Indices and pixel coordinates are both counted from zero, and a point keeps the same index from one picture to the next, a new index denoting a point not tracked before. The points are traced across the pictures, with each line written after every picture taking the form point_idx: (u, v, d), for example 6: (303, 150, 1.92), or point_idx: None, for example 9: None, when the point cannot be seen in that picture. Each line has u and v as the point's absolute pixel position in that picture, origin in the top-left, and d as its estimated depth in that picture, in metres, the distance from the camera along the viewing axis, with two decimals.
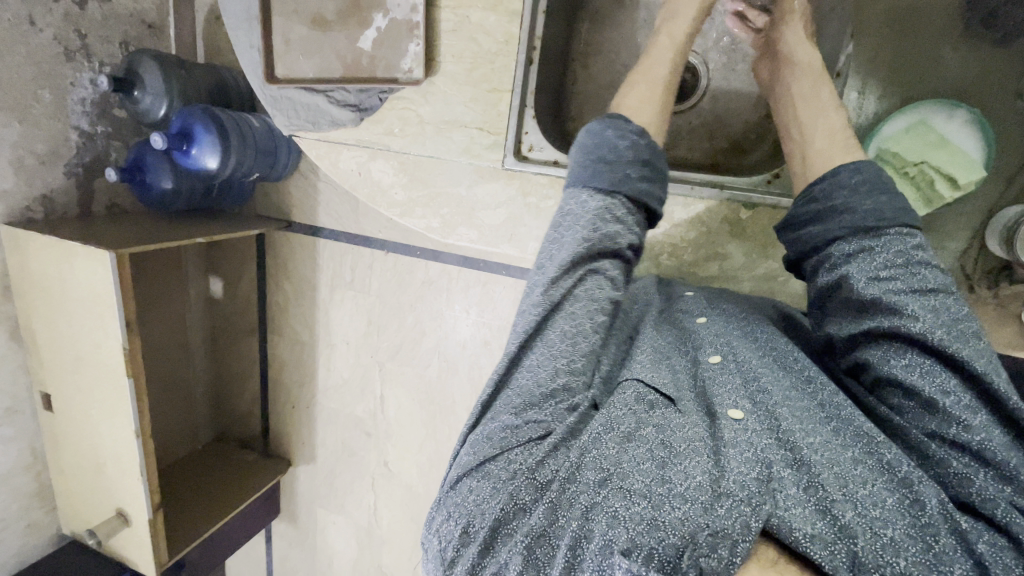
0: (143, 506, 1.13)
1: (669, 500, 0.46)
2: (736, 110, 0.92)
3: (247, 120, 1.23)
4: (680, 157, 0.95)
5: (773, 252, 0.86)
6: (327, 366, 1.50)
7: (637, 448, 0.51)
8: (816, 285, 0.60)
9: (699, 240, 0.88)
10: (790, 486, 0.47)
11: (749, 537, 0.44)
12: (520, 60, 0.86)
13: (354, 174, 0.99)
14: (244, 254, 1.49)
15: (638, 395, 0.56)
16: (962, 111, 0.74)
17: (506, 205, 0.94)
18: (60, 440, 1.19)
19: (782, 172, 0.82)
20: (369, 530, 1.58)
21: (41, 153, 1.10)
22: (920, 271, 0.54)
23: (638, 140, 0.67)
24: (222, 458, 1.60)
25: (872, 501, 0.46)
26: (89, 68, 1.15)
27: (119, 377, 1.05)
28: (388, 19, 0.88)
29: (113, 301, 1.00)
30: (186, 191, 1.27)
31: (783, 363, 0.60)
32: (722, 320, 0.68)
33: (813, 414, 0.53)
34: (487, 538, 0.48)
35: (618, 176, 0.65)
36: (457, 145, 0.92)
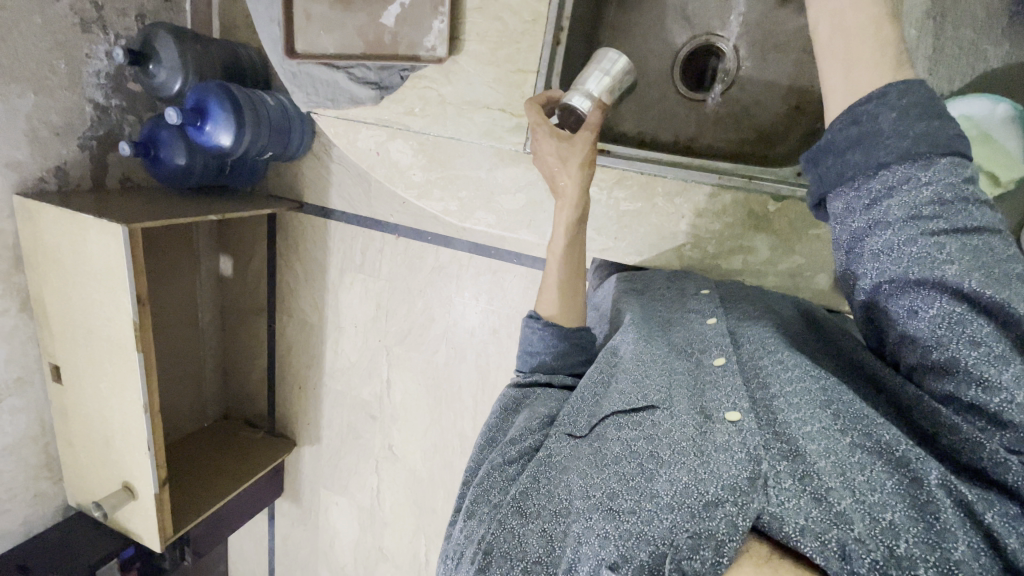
0: (151, 480, 1.15)
1: (655, 514, 0.47)
2: (764, 99, 0.89)
3: (262, 97, 1.22)
4: (705, 146, 0.93)
5: (796, 246, 0.86)
6: (335, 349, 1.51)
7: (626, 464, 0.52)
8: (840, 220, 0.51)
9: (724, 231, 0.87)
10: (786, 479, 0.46)
11: (736, 537, 0.43)
12: (547, 40, 0.84)
13: (372, 154, 0.98)
14: (255, 234, 1.49)
15: (620, 423, 0.57)
16: (1004, 106, 0.71)
17: (527, 190, 0.93)
18: (70, 413, 1.20)
19: None
20: (372, 512, 1.59)
21: (55, 125, 1.09)
22: (966, 208, 0.45)
23: (546, 330, 0.74)
24: (228, 436, 1.62)
25: (870, 487, 0.44)
26: (105, 40, 1.14)
27: (129, 351, 1.06)
28: None
29: (124, 275, 1.00)
30: (199, 168, 1.27)
31: (785, 353, 0.59)
32: (735, 323, 0.68)
33: (813, 400, 0.52)
34: (482, 563, 0.49)
35: (533, 363, 0.75)
36: (479, 128, 0.91)
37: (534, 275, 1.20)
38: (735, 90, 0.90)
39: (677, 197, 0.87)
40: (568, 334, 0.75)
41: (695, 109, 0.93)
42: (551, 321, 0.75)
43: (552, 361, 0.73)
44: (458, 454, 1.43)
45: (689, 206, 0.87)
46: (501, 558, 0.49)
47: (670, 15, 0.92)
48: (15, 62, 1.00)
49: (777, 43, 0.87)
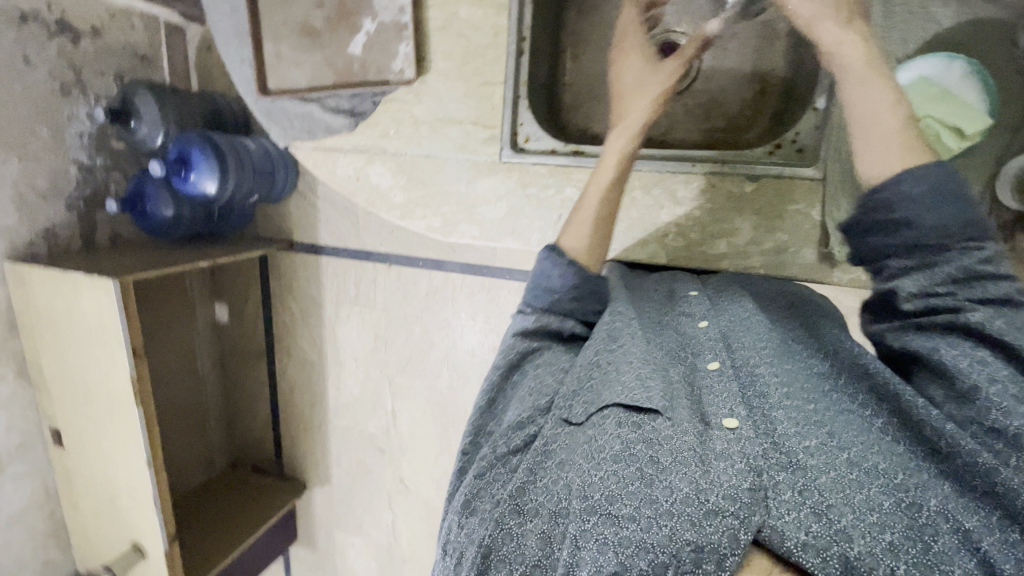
0: (159, 536, 1.12)
1: (656, 521, 0.46)
2: (729, 89, 0.91)
3: (243, 143, 1.24)
4: (678, 139, 0.94)
5: (780, 222, 0.85)
6: (337, 385, 1.49)
7: (624, 466, 0.50)
8: (872, 289, 0.59)
9: (704, 217, 0.88)
10: (784, 491, 0.48)
11: (737, 550, 0.44)
12: (512, 50, 0.87)
13: (353, 180, 1.01)
14: (248, 278, 1.49)
15: (620, 419, 0.55)
16: (959, 63, 0.75)
17: (507, 199, 0.93)
18: (74, 476, 1.17)
19: (784, 142, 0.83)
20: (389, 549, 1.56)
21: (42, 188, 1.11)
22: (985, 283, 0.52)
23: (569, 269, 0.72)
24: (237, 485, 1.59)
25: (868, 507, 0.45)
26: (86, 102, 1.17)
27: (128, 406, 1.05)
28: (376, 22, 0.88)
29: (118, 327, 1.00)
30: (187, 218, 1.28)
31: (779, 360, 0.60)
32: (727, 325, 0.67)
33: (808, 417, 0.53)
34: (479, 564, 0.49)
35: (548, 301, 0.72)
36: (454, 143, 0.93)
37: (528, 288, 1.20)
38: (701, 83, 0.92)
39: (654, 187, 0.89)
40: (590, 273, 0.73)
41: (662, 104, 0.94)
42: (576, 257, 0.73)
43: (570, 300, 0.71)
44: None
45: (668, 194, 0.89)
46: (500, 562, 0.48)
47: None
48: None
49: (733, 33, 0.90)
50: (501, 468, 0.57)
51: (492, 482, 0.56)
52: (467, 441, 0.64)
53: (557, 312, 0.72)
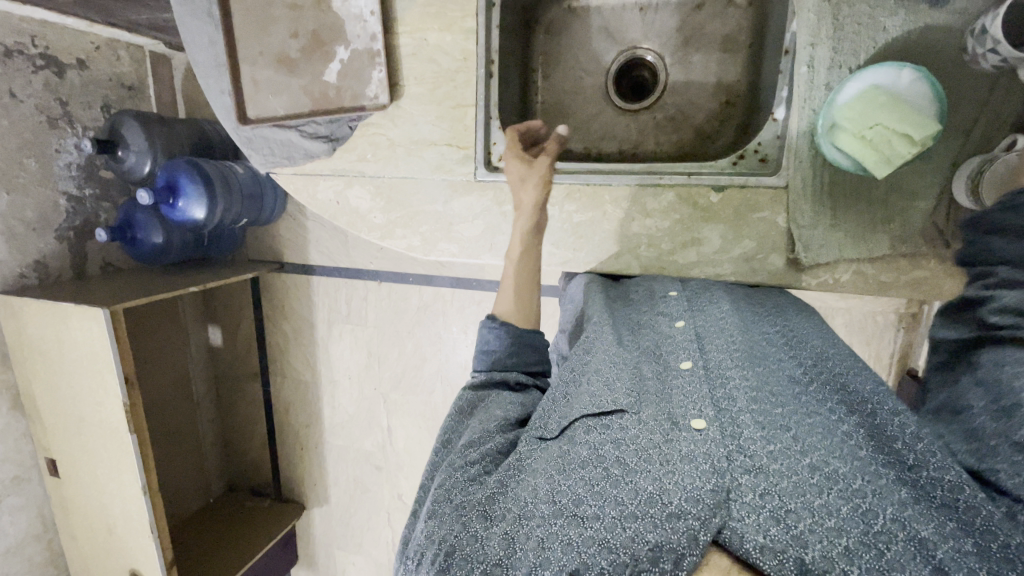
0: (158, 564, 1.12)
1: (620, 522, 0.46)
2: (698, 100, 0.93)
3: (231, 167, 1.26)
4: (648, 153, 0.96)
5: (747, 229, 0.81)
6: (332, 404, 1.50)
7: (591, 470, 0.51)
8: (958, 296, 0.57)
9: (675, 225, 0.84)
10: (747, 493, 0.45)
11: (695, 549, 0.43)
12: (480, 74, 0.88)
13: (333, 204, 1.01)
14: (240, 300, 1.50)
15: (589, 427, 0.56)
16: (908, 71, 0.63)
17: (483, 216, 0.94)
18: (69, 506, 1.17)
19: (747, 152, 0.80)
20: (391, 567, 1.55)
21: (31, 220, 1.12)
22: None
23: (501, 329, 0.75)
24: (235, 509, 1.59)
25: (826, 511, 0.42)
26: (73, 133, 1.18)
27: (122, 434, 1.05)
28: (349, 49, 0.88)
29: (109, 357, 1.01)
30: (177, 243, 1.30)
31: (748, 365, 0.59)
32: (700, 326, 0.68)
33: (773, 421, 0.51)
34: (442, 563, 0.47)
35: (488, 361, 0.74)
36: (429, 163, 0.94)
37: None
38: (668, 96, 0.94)
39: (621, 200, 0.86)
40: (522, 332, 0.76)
41: (633, 118, 0.96)
42: (506, 321, 0.76)
43: (507, 360, 0.74)
44: None
45: (639, 208, 0.85)
46: (462, 560, 0.47)
47: (594, 34, 0.97)
48: None
49: (699, 46, 0.91)
50: (469, 470, 0.56)
51: (459, 485, 0.54)
52: (425, 479, 0.63)
53: (500, 364, 0.74)
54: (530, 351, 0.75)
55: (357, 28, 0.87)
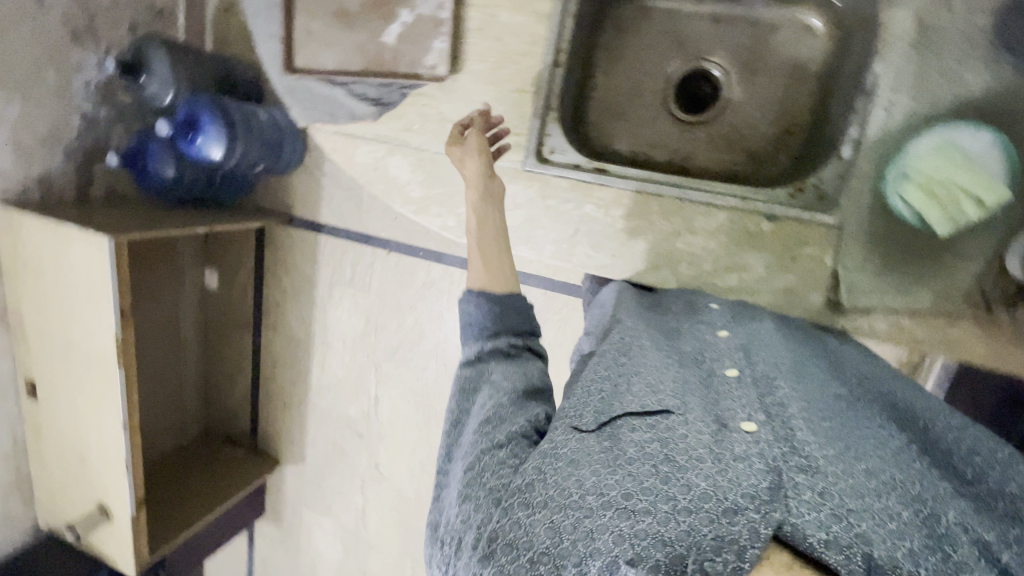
0: (127, 501, 1.10)
1: (672, 516, 0.43)
2: (755, 124, 0.92)
3: (254, 111, 1.21)
4: (698, 167, 0.94)
5: (790, 263, 0.89)
6: (321, 365, 1.48)
7: (641, 465, 0.49)
8: None
9: (718, 249, 0.92)
10: (805, 491, 0.44)
11: (759, 543, 0.41)
12: (548, 59, 0.91)
13: None
14: (242, 247, 1.47)
15: (633, 424, 0.54)
16: (984, 131, 0.75)
17: (526, 207, 1.00)
18: (44, 430, 1.15)
19: (806, 187, 0.86)
20: (356, 534, 1.56)
21: (41, 134, 1.08)
22: None
23: (478, 299, 0.76)
24: (207, 455, 1.57)
25: (887, 515, 0.43)
26: (96, 50, 1.13)
27: (109, 367, 1.03)
28: (419, 14, 0.89)
29: (108, 287, 0.98)
30: (187, 181, 1.25)
31: (795, 380, 0.60)
32: (747, 338, 0.70)
33: (824, 430, 0.52)
34: (484, 549, 0.49)
35: (478, 335, 0.73)
36: (488, 148, 0.97)
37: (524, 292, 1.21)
38: (727, 114, 0.93)
39: (673, 215, 0.93)
40: (499, 298, 0.76)
41: (687, 130, 0.94)
42: (483, 291, 0.77)
43: (495, 325, 0.73)
44: None
45: (686, 223, 0.92)
46: (507, 547, 0.48)
47: (664, 40, 0.94)
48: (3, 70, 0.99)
49: (767, 69, 0.91)
50: (499, 455, 0.56)
51: (490, 466, 0.55)
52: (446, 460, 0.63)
53: (493, 330, 0.73)
54: (514, 314, 0.74)
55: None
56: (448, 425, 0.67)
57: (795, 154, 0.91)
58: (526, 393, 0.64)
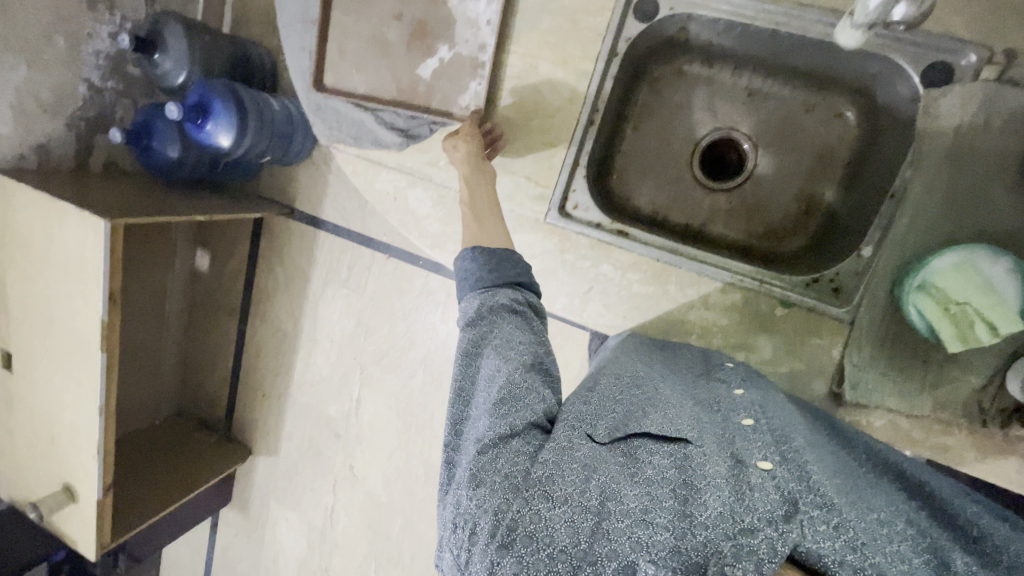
0: (95, 485, 1.08)
1: (689, 530, 0.46)
2: (777, 198, 0.93)
3: (267, 100, 1.19)
4: (715, 233, 0.95)
5: (799, 349, 0.88)
6: (306, 361, 1.47)
7: (659, 487, 0.51)
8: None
9: (729, 326, 0.90)
10: (820, 523, 0.46)
11: (776, 559, 0.43)
12: (582, 120, 0.89)
13: (390, 198, 1.01)
14: (238, 233, 1.45)
15: (651, 448, 0.56)
16: (1005, 259, 0.70)
17: (542, 257, 0.97)
18: (15, 403, 1.12)
19: (823, 278, 0.84)
20: (323, 531, 1.55)
21: (45, 101, 1.04)
22: None
23: (477, 253, 0.71)
24: (179, 437, 1.55)
25: (901, 556, 0.45)
26: (110, 20, 1.10)
27: (91, 349, 1.00)
28: (453, 52, 0.87)
29: (99, 269, 0.95)
30: (191, 163, 1.22)
31: (806, 436, 0.62)
32: (763, 398, 0.69)
33: (836, 480, 0.54)
34: (503, 537, 0.49)
35: (477, 288, 0.69)
36: (503, 192, 0.96)
37: None
38: (750, 184, 0.94)
39: (688, 286, 0.91)
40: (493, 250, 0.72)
41: (710, 197, 0.95)
42: (478, 245, 0.73)
43: (490, 276, 0.69)
44: (420, 482, 1.40)
45: (700, 296, 0.91)
46: (526, 538, 0.48)
47: (696, 102, 0.94)
48: (11, 33, 0.96)
49: (795, 146, 0.91)
50: (513, 444, 0.55)
51: (506, 453, 0.54)
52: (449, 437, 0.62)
53: (490, 285, 0.68)
54: (509, 267, 0.70)
55: (467, 30, 0.87)
56: (451, 398, 0.64)
57: (813, 235, 0.92)
58: (532, 367, 0.61)
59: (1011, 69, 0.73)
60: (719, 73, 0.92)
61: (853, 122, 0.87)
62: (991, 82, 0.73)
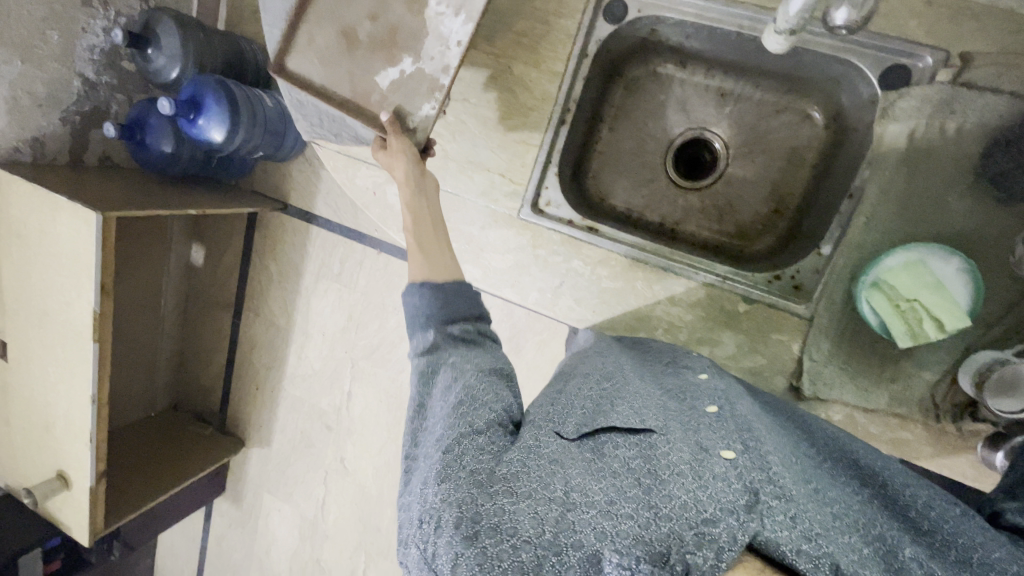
0: (88, 472, 1.10)
1: (654, 521, 0.47)
2: (747, 197, 0.97)
3: (260, 96, 1.21)
4: (687, 232, 0.99)
5: (763, 346, 0.88)
6: (299, 354, 1.48)
7: (624, 479, 0.52)
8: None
9: (694, 322, 0.91)
10: (778, 513, 0.48)
11: (735, 547, 0.45)
12: (553, 119, 0.90)
13: (369, 193, 1.02)
14: (232, 227, 1.46)
15: (618, 442, 0.58)
16: (958, 258, 0.74)
17: (516, 252, 0.96)
18: (10, 392, 1.14)
19: (784, 275, 0.87)
20: (314, 523, 1.57)
21: (39, 96, 1.06)
22: None
23: (424, 288, 0.72)
24: (173, 429, 1.57)
25: (850, 547, 0.47)
26: (104, 16, 1.11)
27: (84, 339, 1.02)
28: (414, 66, 0.77)
29: (91, 261, 0.97)
30: (185, 158, 1.24)
31: (770, 429, 0.64)
32: (725, 382, 0.73)
33: (796, 470, 0.56)
34: (467, 530, 0.48)
35: (426, 324, 0.71)
36: (477, 187, 0.94)
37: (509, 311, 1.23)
38: (720, 185, 0.98)
39: (656, 283, 0.91)
40: (442, 285, 0.73)
41: (682, 195, 0.99)
42: (427, 281, 0.73)
43: (441, 311, 0.70)
44: None
45: (667, 293, 0.91)
46: (490, 530, 0.48)
47: (670, 105, 0.98)
48: (5, 28, 0.97)
49: (766, 148, 0.95)
50: (477, 443, 0.56)
51: (470, 452, 0.55)
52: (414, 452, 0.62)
53: (442, 320, 0.71)
54: (461, 302, 0.72)
55: (436, 47, 0.76)
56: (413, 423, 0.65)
57: (782, 233, 0.95)
58: (488, 377, 0.64)
59: (968, 71, 0.74)
60: (691, 75, 0.96)
61: (821, 124, 0.90)
62: (948, 84, 0.75)
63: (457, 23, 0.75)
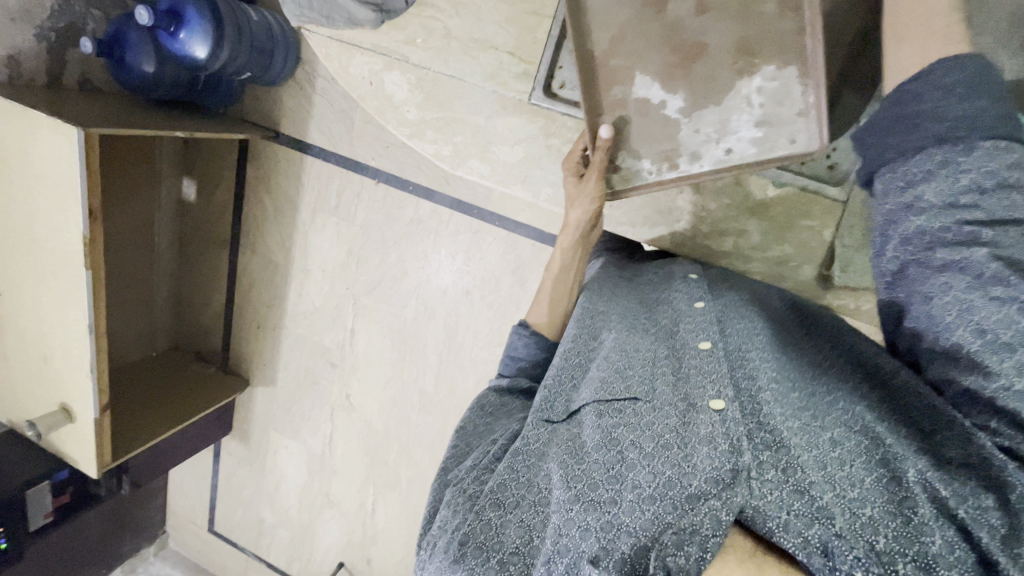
0: (91, 404, 1.09)
1: (638, 506, 0.48)
2: None
3: (244, 10, 1.12)
4: None
5: (787, 235, 0.97)
6: (299, 292, 1.46)
7: (604, 454, 0.54)
8: (908, 294, 0.54)
9: (719, 211, 0.99)
10: (768, 471, 0.48)
11: (719, 531, 0.44)
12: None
13: (364, 82, 1.05)
14: (223, 159, 1.40)
15: (599, 412, 0.59)
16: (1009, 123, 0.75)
17: (526, 144, 1.03)
18: (5, 323, 1.12)
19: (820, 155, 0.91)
20: (321, 459, 1.59)
21: (12, 9, 0.99)
22: (972, 291, 0.48)
23: (530, 338, 0.84)
24: (176, 368, 1.56)
25: (850, 482, 0.46)
26: None
27: (75, 267, 0.99)
28: (673, 120, 0.83)
29: (76, 184, 0.93)
30: (168, 80, 1.16)
31: (768, 350, 0.62)
32: (721, 311, 0.71)
33: (791, 401, 0.55)
34: (456, 552, 0.50)
35: (514, 368, 0.84)
36: (483, 70, 1.00)
37: (513, 240, 1.20)
38: None
39: None
40: (551, 343, 0.85)
41: None
42: (538, 331, 0.85)
43: (536, 363, 0.84)
44: (415, 410, 1.42)
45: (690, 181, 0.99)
46: (478, 551, 0.50)
47: None
48: None
49: None
50: (474, 472, 0.61)
51: (468, 479, 0.60)
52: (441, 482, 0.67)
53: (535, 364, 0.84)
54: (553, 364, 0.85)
55: (710, 127, 0.82)
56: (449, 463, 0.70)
57: None
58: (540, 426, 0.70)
59: None
60: None
61: None
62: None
63: (747, 131, 0.81)
